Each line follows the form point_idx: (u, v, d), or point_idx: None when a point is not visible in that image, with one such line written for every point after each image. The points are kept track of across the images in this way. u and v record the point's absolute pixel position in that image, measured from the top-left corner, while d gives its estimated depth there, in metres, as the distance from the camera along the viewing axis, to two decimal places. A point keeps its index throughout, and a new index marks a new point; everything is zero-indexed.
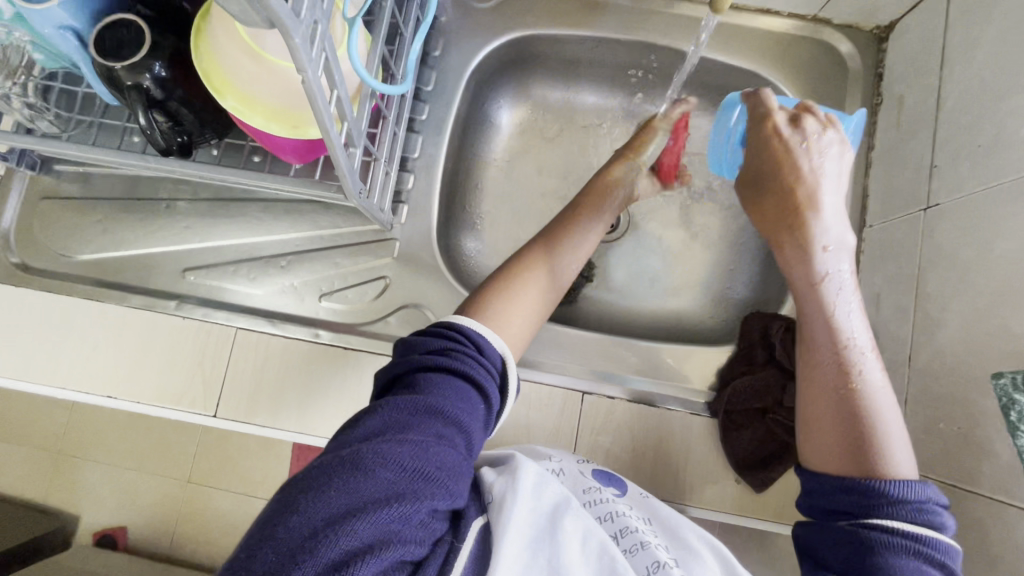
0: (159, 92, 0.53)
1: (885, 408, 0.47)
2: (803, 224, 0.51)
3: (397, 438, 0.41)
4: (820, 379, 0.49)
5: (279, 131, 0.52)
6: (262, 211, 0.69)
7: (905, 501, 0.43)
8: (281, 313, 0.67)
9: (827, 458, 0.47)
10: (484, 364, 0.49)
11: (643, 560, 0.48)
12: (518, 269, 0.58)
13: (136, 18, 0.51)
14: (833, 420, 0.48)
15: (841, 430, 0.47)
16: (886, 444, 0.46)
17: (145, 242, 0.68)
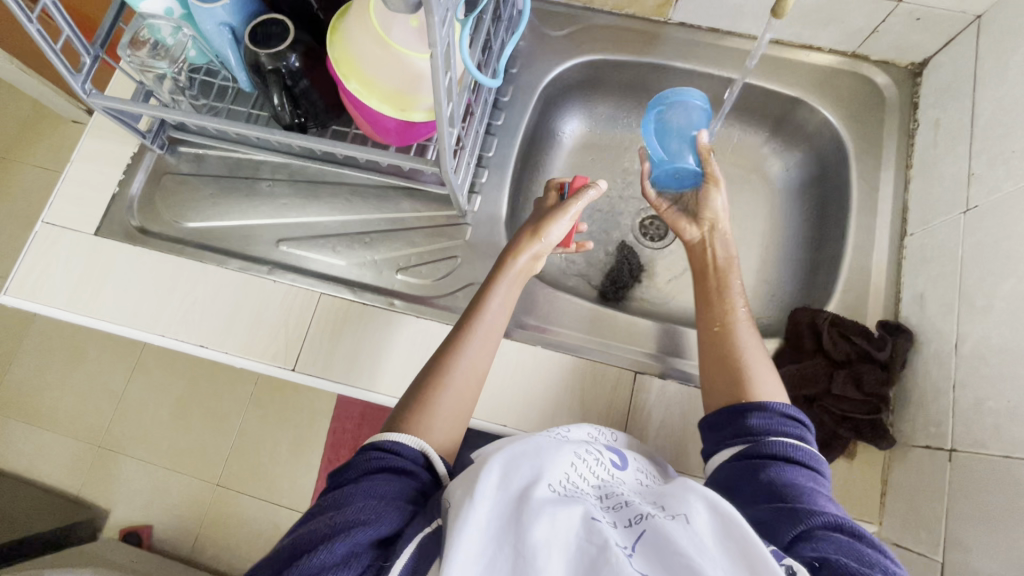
0: (291, 80, 0.63)
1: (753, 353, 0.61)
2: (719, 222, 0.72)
3: (322, 515, 0.48)
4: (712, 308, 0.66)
5: (387, 112, 0.61)
6: (351, 195, 0.77)
7: (767, 408, 0.55)
8: (361, 283, 0.73)
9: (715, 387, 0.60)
10: (405, 457, 0.53)
11: (627, 515, 0.47)
12: (441, 368, 0.61)
13: (283, 17, 0.62)
14: (719, 363, 0.62)
15: (722, 356, 0.62)
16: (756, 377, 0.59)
17: (247, 215, 0.77)
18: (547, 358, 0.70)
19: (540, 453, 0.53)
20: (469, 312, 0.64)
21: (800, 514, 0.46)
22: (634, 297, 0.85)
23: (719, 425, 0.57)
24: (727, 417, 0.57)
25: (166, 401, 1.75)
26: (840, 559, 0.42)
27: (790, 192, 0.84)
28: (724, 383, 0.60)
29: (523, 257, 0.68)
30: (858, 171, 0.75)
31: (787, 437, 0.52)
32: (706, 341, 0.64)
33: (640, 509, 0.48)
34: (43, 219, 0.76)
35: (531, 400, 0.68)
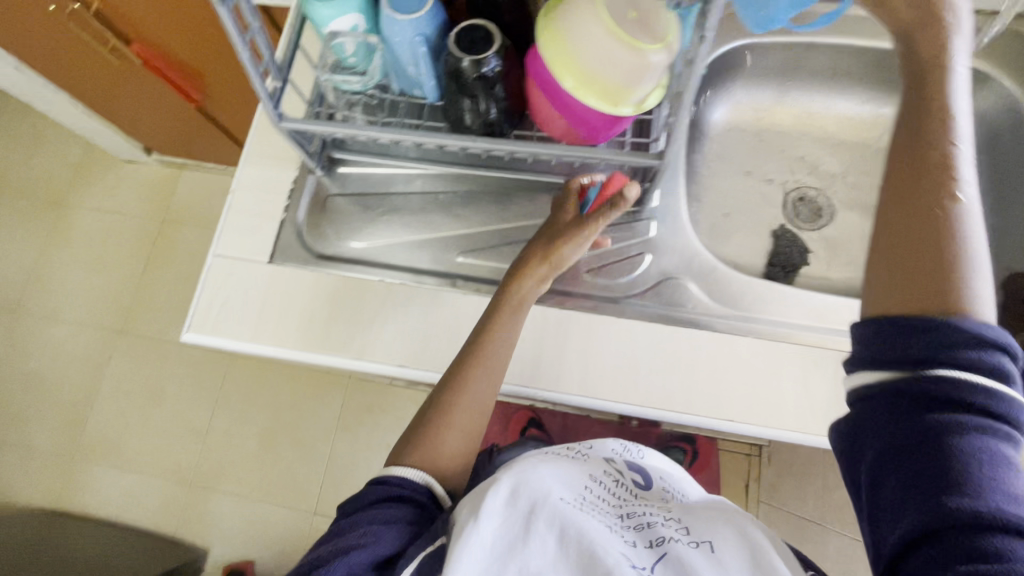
0: (492, 84, 0.61)
1: (976, 249, 0.41)
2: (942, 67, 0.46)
3: (328, 541, 0.52)
4: (917, 196, 0.43)
5: (599, 108, 0.59)
6: (524, 199, 0.76)
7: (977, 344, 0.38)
8: (552, 288, 0.71)
9: (893, 289, 0.42)
10: (405, 486, 0.56)
11: (651, 538, 0.53)
12: (452, 390, 0.62)
13: (485, 23, 0.60)
14: (919, 253, 0.42)
15: (919, 253, 0.42)
16: (969, 283, 0.40)
17: (420, 229, 0.76)
18: (759, 346, 0.67)
19: (549, 475, 0.57)
20: (477, 337, 0.64)
21: (977, 526, 0.34)
22: (803, 281, 0.83)
23: (891, 346, 0.41)
24: (913, 339, 0.40)
25: (252, 434, 1.72)
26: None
27: None
28: (919, 291, 0.41)
29: (540, 275, 0.66)
30: None
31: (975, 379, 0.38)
32: (904, 211, 0.43)
33: (664, 531, 0.54)
34: (213, 252, 0.75)
35: (751, 391, 0.66)
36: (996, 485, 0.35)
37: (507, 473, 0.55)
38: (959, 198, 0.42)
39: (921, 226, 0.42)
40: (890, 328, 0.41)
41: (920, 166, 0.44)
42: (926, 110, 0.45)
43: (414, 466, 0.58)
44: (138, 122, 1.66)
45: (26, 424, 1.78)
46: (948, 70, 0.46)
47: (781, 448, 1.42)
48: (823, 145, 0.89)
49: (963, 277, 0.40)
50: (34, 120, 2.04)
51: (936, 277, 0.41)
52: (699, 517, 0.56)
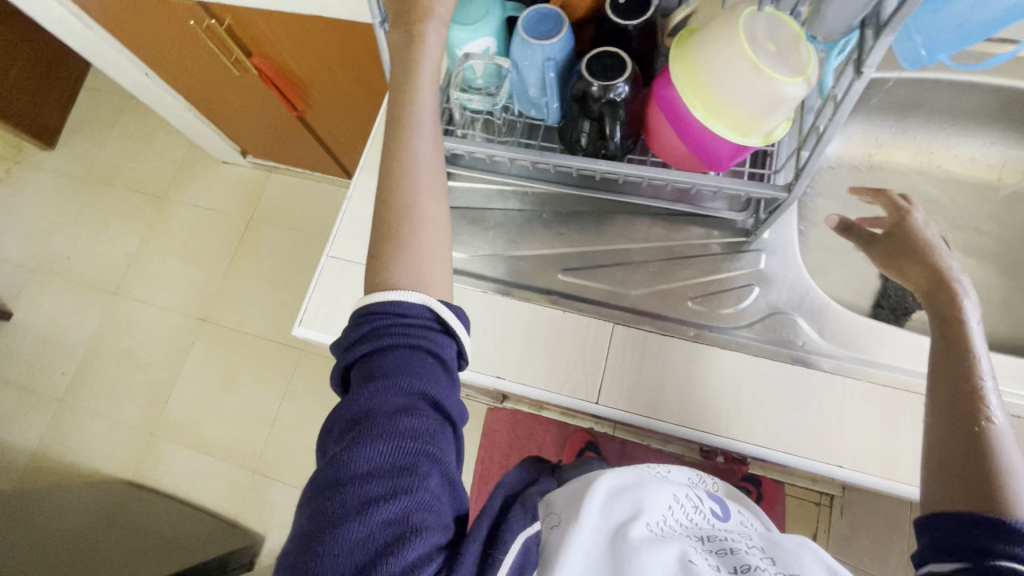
0: (618, 109, 0.63)
1: (1015, 455, 0.47)
2: (941, 269, 0.59)
3: (372, 438, 0.43)
4: (949, 388, 0.53)
5: (727, 137, 0.60)
6: (626, 221, 0.77)
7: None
8: (652, 313, 0.71)
9: (945, 483, 0.48)
10: (413, 319, 0.49)
11: (733, 563, 0.50)
12: (403, 248, 0.53)
13: (617, 50, 0.63)
14: (963, 452, 0.49)
15: (967, 459, 0.48)
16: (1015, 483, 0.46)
17: (521, 244, 0.77)
18: (873, 393, 0.65)
19: (641, 490, 0.56)
20: (392, 191, 0.55)
21: None
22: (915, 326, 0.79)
23: (947, 536, 0.45)
24: (963, 524, 0.44)
25: (314, 429, 1.79)
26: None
27: None
28: (965, 479, 0.47)
29: (415, 118, 0.57)
30: None
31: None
32: (943, 417, 0.52)
33: (746, 559, 0.51)
34: (326, 253, 0.79)
35: (864, 439, 0.63)
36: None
37: (598, 483, 0.54)
38: (992, 423, 0.50)
39: (963, 438, 0.49)
40: (946, 522, 0.45)
41: (951, 345, 0.55)
42: (958, 350, 0.54)
43: (404, 292, 0.50)
44: (243, 129, 1.80)
45: (114, 397, 1.92)
46: (948, 266, 0.60)
47: (857, 501, 1.33)
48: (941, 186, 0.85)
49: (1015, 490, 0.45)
50: (148, 120, 2.24)
51: (980, 481, 0.46)
52: (779, 545, 0.55)
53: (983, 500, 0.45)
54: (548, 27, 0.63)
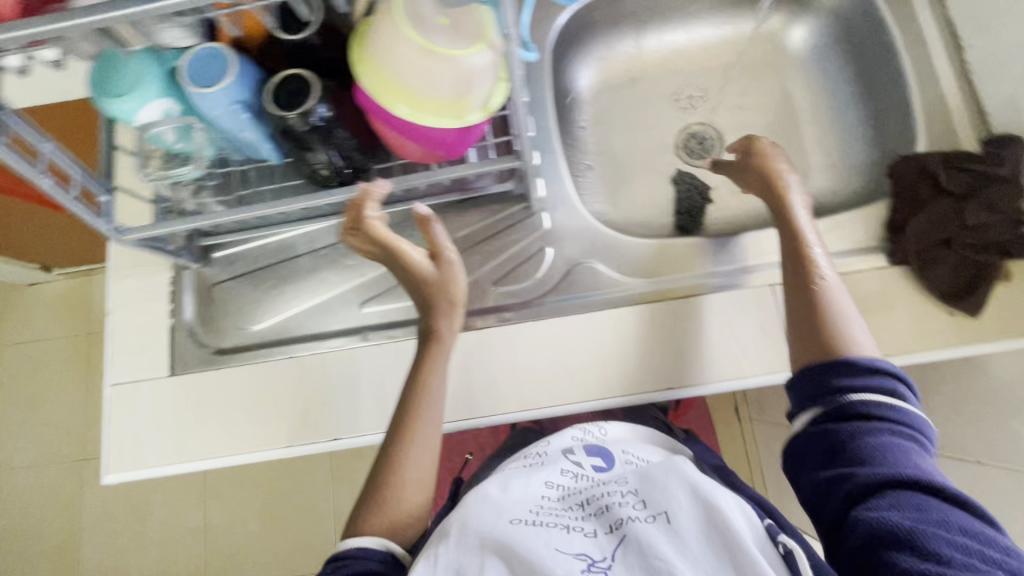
0: (326, 131, 0.57)
1: (845, 304, 0.59)
2: (763, 163, 0.67)
3: None
4: (791, 261, 0.62)
5: (445, 124, 0.56)
6: (410, 227, 0.73)
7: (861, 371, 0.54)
8: (463, 312, 0.69)
9: (800, 345, 0.59)
10: (373, 558, 0.55)
11: (610, 520, 0.53)
12: (390, 465, 0.61)
13: (299, 70, 0.56)
14: (807, 312, 0.59)
15: (807, 317, 0.59)
16: (848, 329, 0.58)
17: (313, 290, 0.72)
18: (677, 304, 0.67)
19: (497, 495, 0.56)
20: (416, 421, 0.61)
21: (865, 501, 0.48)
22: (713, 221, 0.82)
23: (807, 386, 0.57)
24: (818, 377, 0.56)
25: (247, 518, 1.67)
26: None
27: (819, 61, 0.82)
28: (812, 338, 0.58)
29: (442, 310, 0.63)
30: (890, 11, 0.73)
31: (870, 392, 0.53)
32: (790, 287, 0.62)
33: (621, 510, 0.53)
34: (107, 382, 0.69)
35: (684, 351, 0.65)
36: (906, 463, 0.49)
37: (456, 512, 0.55)
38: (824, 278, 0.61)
39: (801, 298, 0.61)
40: (804, 379, 0.57)
41: (785, 224, 0.64)
42: (787, 229, 0.64)
43: (365, 536, 0.57)
44: (22, 247, 1.55)
45: None
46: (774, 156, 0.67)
47: None
48: (696, 77, 0.86)
49: (849, 336, 0.57)
50: None
51: (819, 335, 0.58)
52: (651, 483, 0.55)
53: (823, 353, 0.57)
54: (213, 68, 0.54)
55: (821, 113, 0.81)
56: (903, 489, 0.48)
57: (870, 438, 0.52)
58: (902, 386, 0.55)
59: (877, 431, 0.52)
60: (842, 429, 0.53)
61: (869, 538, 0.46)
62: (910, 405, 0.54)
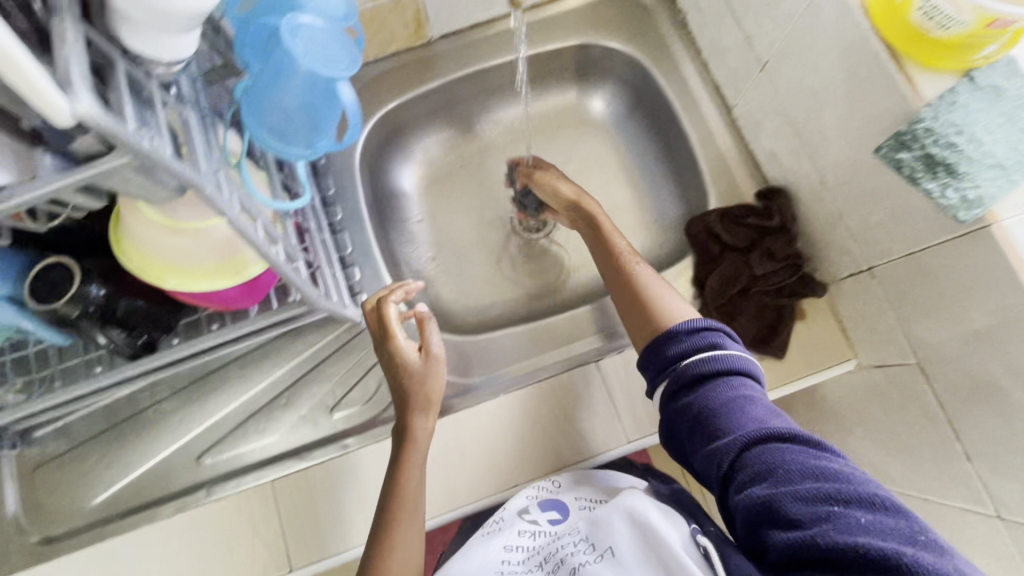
0: (106, 309, 0.57)
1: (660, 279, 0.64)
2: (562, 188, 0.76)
3: None
4: (605, 264, 0.68)
5: (225, 284, 0.56)
6: (243, 367, 0.72)
7: (692, 331, 0.55)
8: (305, 445, 0.69)
9: (633, 330, 0.62)
10: None
11: (564, 571, 0.54)
12: (378, 548, 0.56)
13: (61, 257, 0.54)
14: (632, 296, 0.63)
15: (631, 301, 0.63)
16: (668, 298, 0.61)
17: (149, 453, 0.69)
18: (511, 398, 0.69)
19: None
20: (388, 527, 0.57)
21: (730, 464, 0.46)
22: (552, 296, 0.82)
23: (652, 361, 0.57)
24: (655, 349, 0.57)
25: None
26: (839, 519, 0.39)
27: (622, 126, 0.86)
28: (642, 315, 0.61)
29: (426, 419, 0.60)
30: (663, 79, 0.78)
31: (696, 354, 0.53)
32: (614, 282, 0.66)
33: (573, 558, 0.54)
34: None
35: (524, 442, 0.67)
36: (744, 418, 0.48)
37: None
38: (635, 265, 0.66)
39: (624, 287, 0.64)
40: (644, 360, 0.58)
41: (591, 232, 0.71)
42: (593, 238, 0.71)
43: None
44: None
45: None
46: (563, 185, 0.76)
47: None
48: (515, 155, 0.88)
49: (668, 301, 0.61)
50: None
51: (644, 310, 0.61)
52: (594, 520, 0.56)
53: (646, 327, 0.60)
54: None
55: (633, 175, 0.85)
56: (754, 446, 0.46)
57: (709, 402, 0.50)
58: (721, 336, 0.55)
59: (712, 392, 0.51)
60: (688, 402, 0.52)
61: (746, 517, 0.43)
62: (736, 351, 0.54)
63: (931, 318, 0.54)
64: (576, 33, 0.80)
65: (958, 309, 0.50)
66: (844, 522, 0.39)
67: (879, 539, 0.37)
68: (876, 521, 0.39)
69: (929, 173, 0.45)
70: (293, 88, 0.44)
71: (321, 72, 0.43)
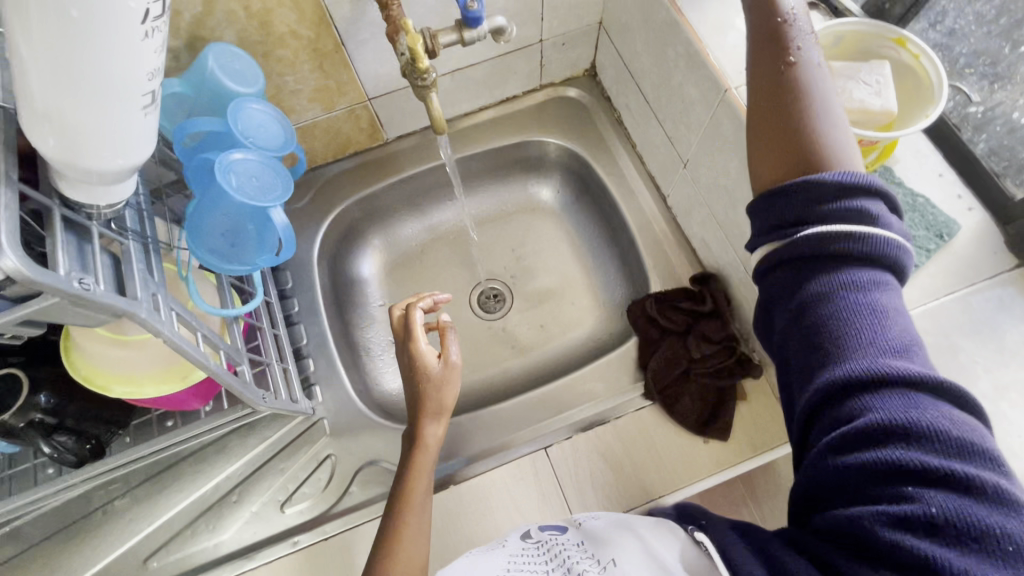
0: (53, 419, 0.58)
1: (824, 95, 0.40)
2: None
3: None
4: (759, 50, 0.42)
5: (172, 389, 0.57)
6: (195, 463, 0.71)
7: (833, 184, 0.36)
8: (255, 543, 0.67)
9: (759, 153, 0.41)
10: None
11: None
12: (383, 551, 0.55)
13: (11, 368, 0.57)
14: (771, 118, 0.40)
15: (779, 133, 0.40)
16: (824, 129, 0.39)
17: (95, 557, 0.68)
18: (460, 488, 0.68)
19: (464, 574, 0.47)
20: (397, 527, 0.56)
21: (827, 397, 0.34)
22: (506, 380, 0.83)
23: (763, 212, 0.39)
24: (782, 198, 0.38)
25: None
26: (927, 502, 0.29)
27: (573, 211, 0.90)
28: (776, 152, 0.40)
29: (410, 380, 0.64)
30: (604, 172, 0.84)
31: (822, 229, 0.36)
32: (756, 86, 0.42)
33: (577, 566, 0.45)
34: None
35: (475, 536, 0.65)
36: (871, 348, 0.33)
37: None
38: (799, 60, 0.40)
39: (763, 99, 0.41)
40: (759, 202, 0.40)
41: None
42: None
43: None
44: None
45: None
46: None
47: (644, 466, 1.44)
48: (472, 240, 0.92)
49: (825, 139, 0.39)
50: None
51: (787, 154, 0.39)
52: (601, 540, 0.48)
53: (784, 166, 0.39)
54: None
55: (584, 256, 0.88)
56: (870, 396, 0.32)
57: (837, 316, 0.35)
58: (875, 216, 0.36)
59: (844, 298, 0.35)
60: (808, 304, 0.36)
61: (814, 468, 0.34)
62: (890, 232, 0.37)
63: None
64: (522, 130, 0.86)
65: None
66: (934, 499, 0.29)
67: (970, 543, 0.28)
68: (984, 518, 0.28)
69: None
70: (230, 212, 0.50)
71: (252, 204, 0.47)
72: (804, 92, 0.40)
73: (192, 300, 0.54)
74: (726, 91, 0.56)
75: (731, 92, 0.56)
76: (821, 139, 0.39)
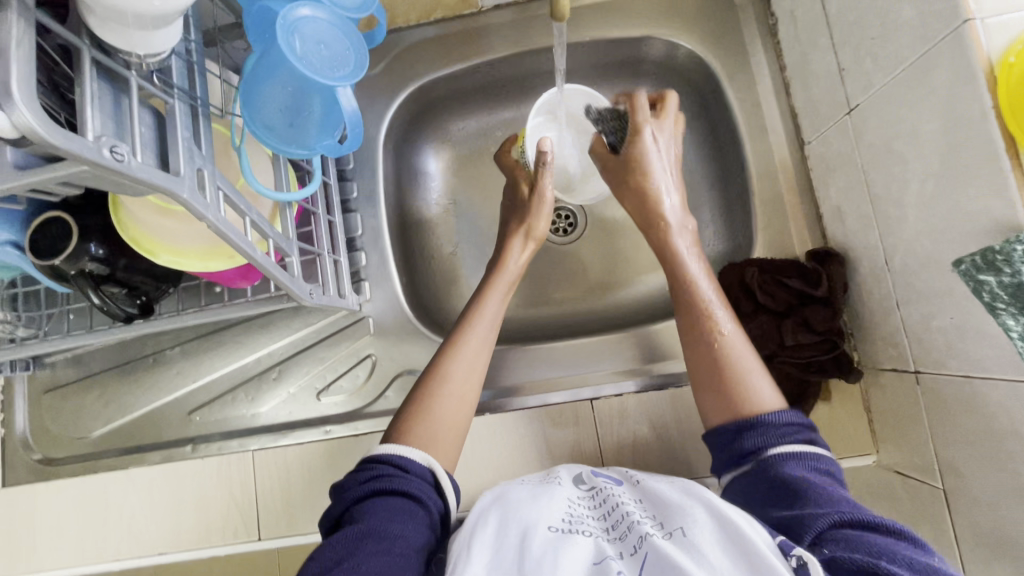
0: (104, 270, 0.55)
1: (743, 353, 0.55)
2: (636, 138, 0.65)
3: (366, 535, 0.45)
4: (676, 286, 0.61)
5: (220, 265, 0.54)
6: (240, 334, 0.71)
7: (759, 424, 0.50)
8: (291, 422, 0.69)
9: (708, 396, 0.55)
10: (414, 474, 0.51)
11: (631, 540, 0.45)
12: (437, 377, 0.58)
13: (62, 213, 0.53)
14: (702, 355, 0.56)
15: (713, 375, 0.55)
16: (744, 380, 0.54)
17: (145, 399, 0.71)
18: (496, 419, 0.65)
19: (535, 501, 0.50)
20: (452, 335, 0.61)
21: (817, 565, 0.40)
22: (560, 314, 0.76)
23: (723, 436, 0.52)
24: (728, 432, 0.52)
25: None
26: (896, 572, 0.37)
27: (680, 137, 0.76)
28: (721, 393, 0.54)
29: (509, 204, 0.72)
30: (734, 97, 0.68)
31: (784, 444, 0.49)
32: (692, 344, 0.58)
33: (642, 527, 0.46)
34: None
35: (502, 468, 0.64)
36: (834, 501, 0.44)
37: (498, 501, 0.51)
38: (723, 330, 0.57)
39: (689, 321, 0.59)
40: (714, 436, 0.53)
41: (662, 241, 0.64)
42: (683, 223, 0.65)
43: (408, 446, 0.53)
44: None
45: None
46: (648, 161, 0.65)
47: None
48: None
49: (731, 366, 0.54)
50: None
51: (729, 390, 0.54)
52: (664, 503, 0.49)
53: (724, 396, 0.54)
54: None
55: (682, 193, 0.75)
56: (846, 526, 0.42)
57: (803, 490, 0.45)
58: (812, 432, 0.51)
59: (768, 425, 0.50)
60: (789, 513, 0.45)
61: None
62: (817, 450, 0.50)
63: (975, 450, 0.46)
64: (645, 22, 0.69)
65: (1018, 461, 0.42)
66: (902, 566, 0.38)
67: None
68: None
69: (1009, 309, 0.39)
70: (289, 85, 0.41)
71: (316, 78, 0.38)
72: (724, 358, 0.55)
73: (244, 178, 0.47)
74: (967, 21, 0.40)
75: (975, 23, 0.40)
76: (751, 379, 0.54)
